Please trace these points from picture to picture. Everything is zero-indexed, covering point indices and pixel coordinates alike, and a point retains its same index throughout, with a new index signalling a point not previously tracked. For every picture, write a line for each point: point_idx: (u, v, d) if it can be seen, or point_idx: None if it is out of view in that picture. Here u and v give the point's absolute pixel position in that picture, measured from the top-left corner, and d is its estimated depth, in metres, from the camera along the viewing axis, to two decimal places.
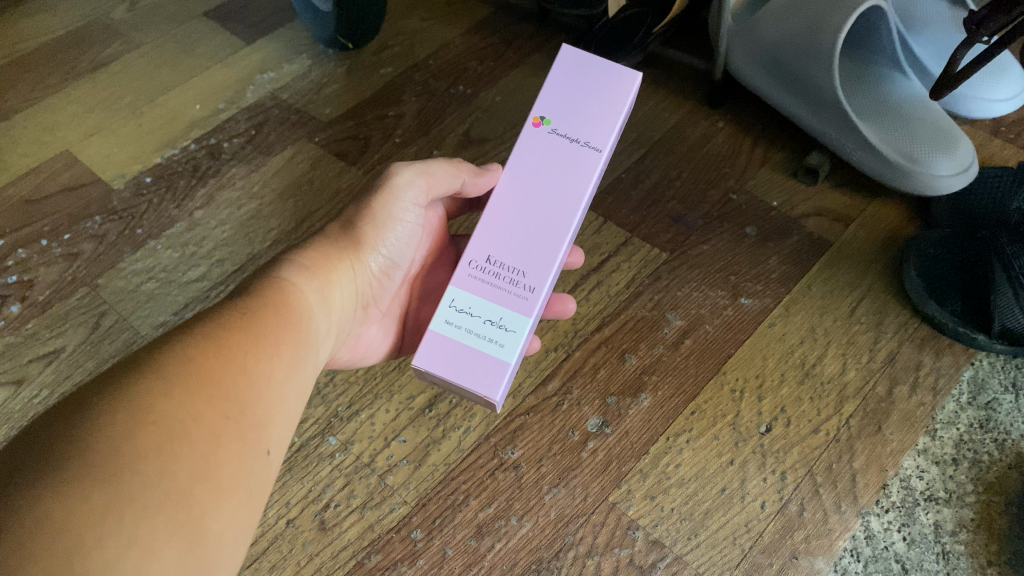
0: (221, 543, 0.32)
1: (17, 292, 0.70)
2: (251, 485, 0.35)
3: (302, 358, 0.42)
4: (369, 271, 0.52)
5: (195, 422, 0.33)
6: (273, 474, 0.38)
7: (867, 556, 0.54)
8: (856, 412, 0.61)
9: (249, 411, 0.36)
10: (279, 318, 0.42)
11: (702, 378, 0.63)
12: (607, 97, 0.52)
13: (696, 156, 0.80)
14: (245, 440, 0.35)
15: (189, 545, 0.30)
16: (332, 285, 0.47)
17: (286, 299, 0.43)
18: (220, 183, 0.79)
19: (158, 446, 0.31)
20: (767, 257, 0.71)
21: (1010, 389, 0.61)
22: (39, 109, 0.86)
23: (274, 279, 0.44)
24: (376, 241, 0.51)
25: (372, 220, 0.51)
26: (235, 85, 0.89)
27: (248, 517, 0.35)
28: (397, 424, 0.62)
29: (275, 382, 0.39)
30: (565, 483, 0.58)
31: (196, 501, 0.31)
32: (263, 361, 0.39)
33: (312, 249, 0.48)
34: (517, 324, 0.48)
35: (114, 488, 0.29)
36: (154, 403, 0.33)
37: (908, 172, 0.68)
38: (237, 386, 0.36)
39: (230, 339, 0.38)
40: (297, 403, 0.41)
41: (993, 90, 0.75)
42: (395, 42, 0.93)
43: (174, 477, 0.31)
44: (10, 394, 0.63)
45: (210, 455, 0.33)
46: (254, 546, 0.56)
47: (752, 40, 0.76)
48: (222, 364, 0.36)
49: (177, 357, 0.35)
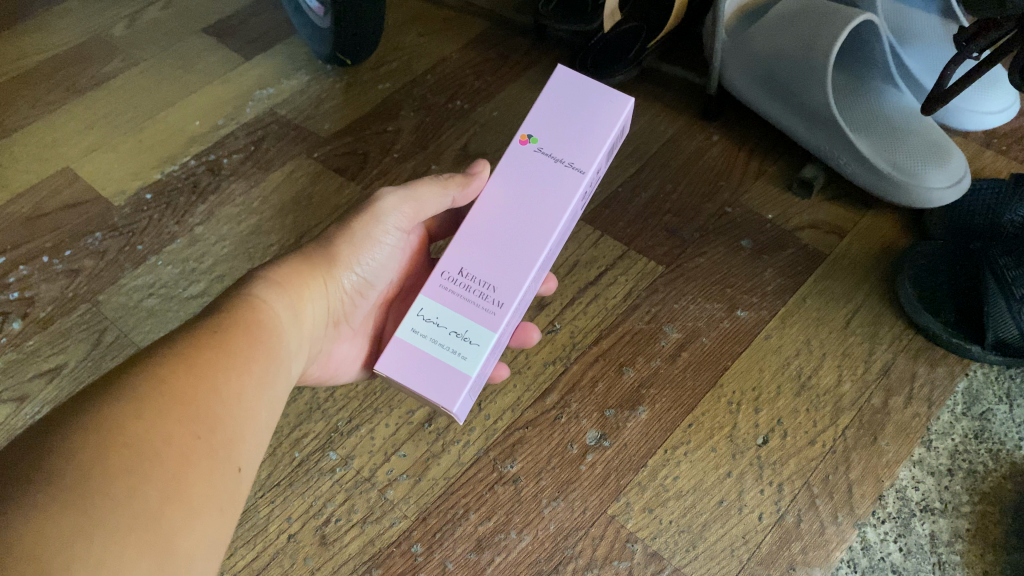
0: (192, 561, 0.32)
1: (18, 310, 0.70)
2: (223, 500, 0.35)
3: (272, 375, 0.43)
4: (342, 289, 0.52)
5: (165, 441, 0.34)
6: (248, 490, 0.39)
7: (864, 567, 0.54)
8: (852, 423, 0.61)
9: (220, 428, 0.37)
10: (251, 336, 0.42)
11: (699, 392, 0.64)
12: (595, 125, 0.51)
13: (692, 170, 0.80)
14: (216, 457, 0.36)
15: (159, 564, 0.31)
16: (304, 302, 0.48)
17: (258, 316, 0.44)
18: (219, 200, 0.79)
19: (128, 467, 0.32)
20: (762, 271, 0.72)
21: (1004, 400, 0.62)
22: (40, 126, 0.87)
23: (246, 295, 0.45)
24: (351, 260, 0.52)
25: (349, 238, 0.52)
26: (235, 101, 0.90)
27: (222, 533, 0.35)
28: (397, 439, 0.62)
29: (246, 399, 0.39)
30: (564, 496, 0.58)
31: (166, 521, 0.32)
32: (234, 378, 0.39)
33: (285, 265, 0.49)
34: (481, 337, 0.48)
35: (84, 511, 0.30)
36: (124, 424, 0.33)
37: (903, 185, 0.69)
38: (207, 405, 0.37)
39: (201, 356, 0.39)
40: (268, 420, 0.42)
41: (983, 103, 0.76)
42: (393, 57, 0.94)
43: (143, 496, 0.32)
44: (11, 411, 0.64)
45: (180, 475, 0.33)
46: (256, 561, 0.56)
47: (748, 55, 0.77)
48: (194, 383, 0.37)
49: (148, 378, 0.36)
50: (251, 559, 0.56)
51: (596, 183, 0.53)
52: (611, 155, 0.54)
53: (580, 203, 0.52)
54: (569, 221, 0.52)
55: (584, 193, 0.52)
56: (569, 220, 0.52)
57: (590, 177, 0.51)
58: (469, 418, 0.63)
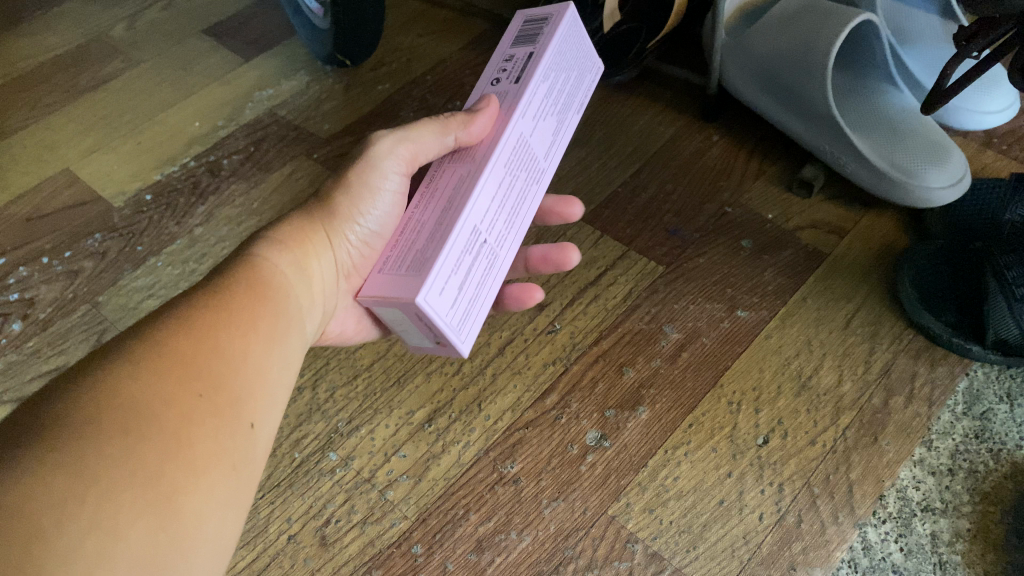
0: (201, 519, 0.33)
1: (18, 311, 0.70)
2: (233, 459, 0.36)
3: (281, 334, 0.44)
4: (349, 245, 0.52)
5: (166, 403, 0.34)
6: (260, 448, 0.40)
7: (865, 567, 0.54)
8: (852, 423, 0.61)
9: (225, 388, 0.38)
10: (254, 294, 0.43)
11: (699, 391, 0.64)
12: None
13: (692, 170, 0.80)
14: (221, 417, 0.37)
15: (163, 521, 0.31)
16: (309, 259, 0.49)
17: (258, 276, 0.45)
18: (219, 200, 0.79)
19: (126, 428, 0.32)
20: (763, 270, 0.72)
21: (1005, 399, 0.62)
22: (40, 127, 0.87)
23: (249, 255, 0.46)
24: (353, 213, 0.51)
25: (348, 191, 0.51)
26: (235, 102, 0.90)
27: (234, 489, 0.36)
28: (397, 439, 0.62)
29: (251, 357, 0.40)
30: (564, 497, 0.58)
31: (168, 480, 0.32)
32: (238, 337, 0.40)
33: (286, 226, 0.50)
34: None
35: (79, 470, 0.30)
36: (122, 389, 0.34)
37: (902, 184, 0.69)
38: (210, 364, 0.38)
39: (200, 319, 0.39)
40: (280, 378, 0.43)
41: (984, 103, 0.76)
42: (393, 58, 0.94)
43: (143, 456, 0.32)
44: (11, 412, 0.64)
45: (182, 434, 0.34)
46: (256, 563, 0.56)
47: (747, 55, 0.77)
48: (194, 345, 0.38)
49: (147, 343, 0.37)
50: (251, 560, 0.56)
51: (510, 65, 0.52)
52: (524, 38, 0.53)
53: (489, 90, 0.52)
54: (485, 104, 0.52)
55: (494, 82, 0.53)
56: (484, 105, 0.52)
57: (489, 74, 0.54)
58: (470, 418, 0.63)
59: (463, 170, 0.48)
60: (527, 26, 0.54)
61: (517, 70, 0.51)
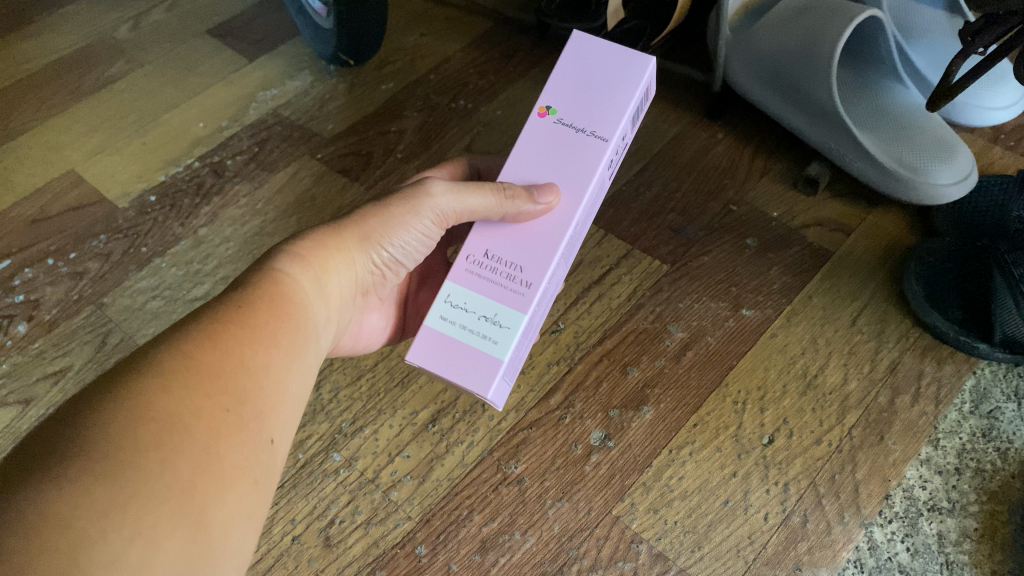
0: (227, 532, 0.33)
1: (24, 312, 0.71)
2: (258, 473, 0.36)
3: (300, 348, 0.43)
4: (371, 263, 0.52)
5: (194, 415, 0.34)
6: (281, 461, 0.39)
7: (871, 567, 0.54)
8: (858, 422, 0.61)
9: (250, 401, 0.37)
10: (277, 309, 0.43)
11: (704, 390, 0.63)
12: (617, 92, 0.49)
13: (696, 169, 0.80)
14: (246, 430, 0.36)
15: (193, 536, 0.31)
16: (328, 273, 0.48)
17: (284, 292, 0.44)
18: (224, 201, 0.79)
19: (158, 440, 0.32)
20: (768, 269, 0.71)
21: (1013, 398, 0.62)
22: (45, 129, 0.87)
23: (275, 269, 0.45)
24: (382, 239, 0.50)
25: (384, 218, 0.50)
26: (238, 103, 0.90)
27: (256, 503, 0.36)
28: (401, 440, 0.62)
29: (274, 370, 0.40)
30: (568, 497, 0.58)
31: (199, 493, 0.32)
32: (261, 352, 0.40)
33: (312, 237, 0.48)
34: (512, 320, 0.46)
35: (117, 481, 0.30)
36: (152, 399, 0.33)
37: (910, 182, 0.68)
38: (236, 379, 0.37)
39: (227, 333, 0.39)
40: (301, 391, 0.43)
41: (991, 99, 0.75)
42: (396, 57, 0.94)
43: (177, 470, 0.32)
44: (16, 414, 0.64)
45: (211, 447, 0.34)
46: (260, 563, 0.56)
47: (751, 51, 0.77)
48: (221, 358, 0.37)
49: (177, 355, 0.36)
50: (255, 560, 0.57)
51: (621, 151, 0.51)
52: (636, 119, 0.51)
53: (606, 171, 0.49)
54: (596, 192, 0.50)
55: (611, 161, 0.49)
56: (596, 192, 0.49)
57: (615, 145, 0.49)
58: (473, 419, 0.63)
59: (561, 273, 0.50)
60: (643, 102, 0.51)
61: (617, 162, 0.52)
